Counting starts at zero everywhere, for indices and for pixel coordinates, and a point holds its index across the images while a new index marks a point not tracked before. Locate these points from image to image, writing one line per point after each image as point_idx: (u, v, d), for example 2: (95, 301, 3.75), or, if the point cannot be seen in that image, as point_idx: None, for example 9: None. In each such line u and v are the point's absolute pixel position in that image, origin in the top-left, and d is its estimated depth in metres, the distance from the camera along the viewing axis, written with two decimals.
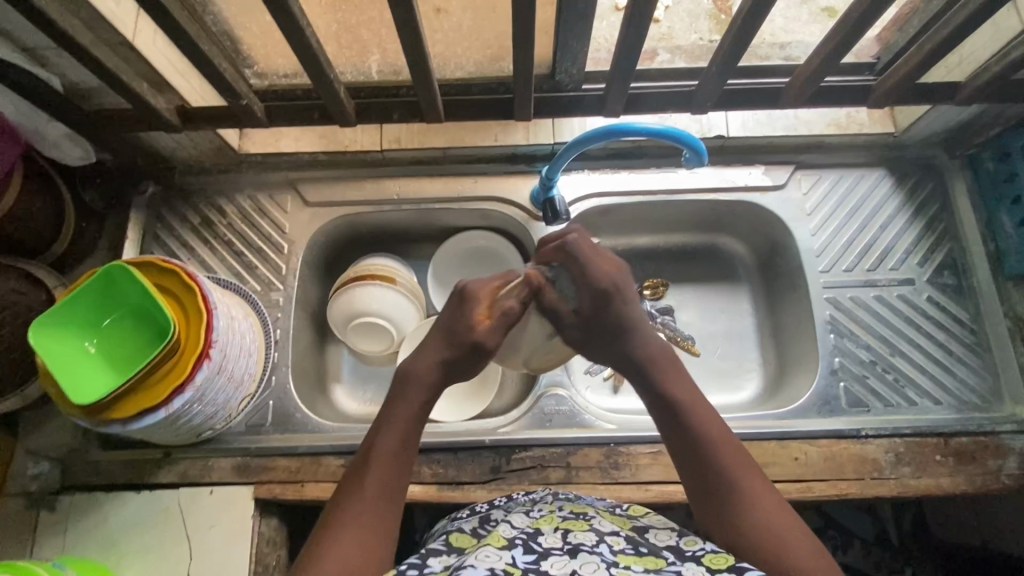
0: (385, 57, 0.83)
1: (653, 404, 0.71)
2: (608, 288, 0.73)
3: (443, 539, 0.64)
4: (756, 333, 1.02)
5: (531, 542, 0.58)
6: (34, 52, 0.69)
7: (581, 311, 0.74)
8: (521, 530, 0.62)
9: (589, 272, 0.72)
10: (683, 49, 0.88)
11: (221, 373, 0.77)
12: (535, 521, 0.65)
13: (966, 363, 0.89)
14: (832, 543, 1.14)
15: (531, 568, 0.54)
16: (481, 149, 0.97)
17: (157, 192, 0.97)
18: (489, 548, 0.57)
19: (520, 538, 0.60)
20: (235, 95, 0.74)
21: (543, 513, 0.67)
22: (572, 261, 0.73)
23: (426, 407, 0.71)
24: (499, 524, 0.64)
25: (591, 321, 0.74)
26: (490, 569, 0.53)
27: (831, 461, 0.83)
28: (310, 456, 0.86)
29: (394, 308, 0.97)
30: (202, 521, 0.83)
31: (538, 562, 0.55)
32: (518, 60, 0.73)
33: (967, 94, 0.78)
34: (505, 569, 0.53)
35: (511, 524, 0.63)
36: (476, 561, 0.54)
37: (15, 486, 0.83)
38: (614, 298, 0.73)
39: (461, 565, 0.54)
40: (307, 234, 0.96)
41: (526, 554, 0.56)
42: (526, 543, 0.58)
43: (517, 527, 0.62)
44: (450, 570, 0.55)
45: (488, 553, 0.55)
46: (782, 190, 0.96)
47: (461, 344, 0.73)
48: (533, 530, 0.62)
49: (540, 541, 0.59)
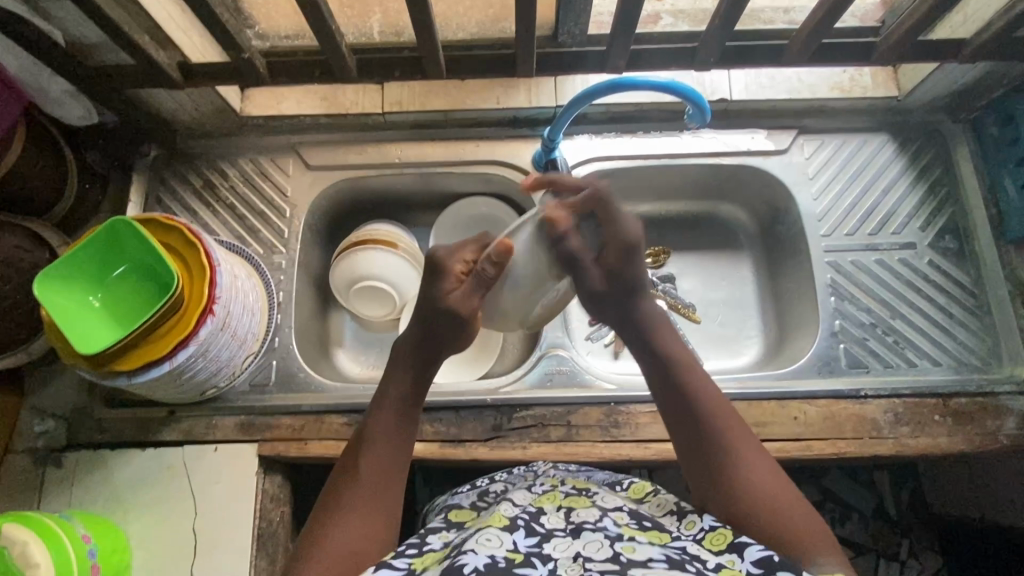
0: (387, 17, 0.83)
1: (650, 370, 0.70)
2: (633, 243, 0.71)
3: (443, 515, 0.68)
4: (757, 299, 1.03)
5: (534, 524, 0.59)
6: (36, 4, 0.69)
7: (604, 262, 0.71)
8: (523, 511, 0.62)
9: (620, 225, 0.71)
10: (686, 12, 0.87)
11: (225, 329, 0.78)
12: (537, 498, 0.66)
13: (966, 326, 0.90)
14: (830, 515, 1.15)
15: (534, 552, 0.55)
16: (482, 112, 0.96)
17: (160, 154, 0.97)
18: (491, 531, 0.56)
19: (522, 520, 0.59)
20: (237, 49, 0.74)
21: (546, 490, 0.68)
22: (606, 211, 0.69)
23: (417, 388, 0.70)
24: (500, 503, 0.64)
25: (615, 275, 0.72)
26: (492, 556, 0.52)
27: (830, 421, 0.84)
28: (314, 415, 0.86)
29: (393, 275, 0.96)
30: (206, 477, 0.84)
31: (540, 545, 0.56)
32: (521, 15, 0.72)
33: (972, 51, 0.78)
34: (506, 557, 0.53)
35: (512, 503, 0.64)
36: (478, 545, 0.54)
37: (22, 443, 0.85)
38: (637, 253, 0.72)
39: (462, 549, 0.54)
40: (309, 197, 0.97)
41: (528, 537, 0.57)
42: (528, 525, 0.59)
43: (519, 507, 0.62)
44: (451, 552, 0.55)
45: (488, 537, 0.55)
46: (784, 155, 0.96)
47: (436, 325, 0.70)
48: (535, 510, 0.62)
49: (542, 522, 0.60)
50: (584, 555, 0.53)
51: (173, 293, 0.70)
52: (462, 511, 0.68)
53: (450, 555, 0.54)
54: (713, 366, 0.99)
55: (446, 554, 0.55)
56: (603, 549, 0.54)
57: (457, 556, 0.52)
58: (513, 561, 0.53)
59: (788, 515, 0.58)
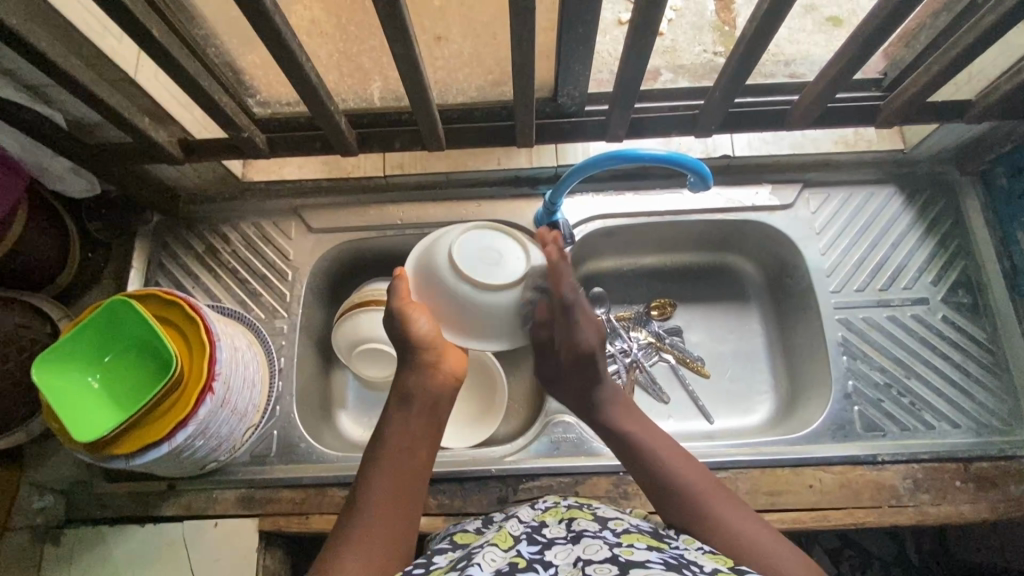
0: (387, 85, 0.81)
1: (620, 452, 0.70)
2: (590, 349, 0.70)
3: (449, 539, 0.67)
4: (767, 354, 1.00)
5: (536, 536, 0.58)
6: (38, 90, 0.70)
7: (569, 348, 0.70)
8: (526, 526, 0.61)
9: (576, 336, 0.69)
10: (685, 68, 0.87)
11: (225, 406, 0.76)
12: (541, 514, 0.64)
13: (984, 385, 0.87)
14: (850, 562, 1.10)
15: (536, 558, 0.53)
16: (484, 172, 0.97)
17: (162, 221, 0.97)
18: (493, 547, 0.55)
19: (524, 534, 0.59)
20: (237, 128, 0.74)
21: (549, 506, 0.66)
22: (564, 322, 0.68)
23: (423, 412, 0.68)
24: (505, 521, 0.64)
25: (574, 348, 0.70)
26: (496, 568, 0.51)
27: (846, 488, 0.82)
28: (314, 488, 0.85)
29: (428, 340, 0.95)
30: (206, 554, 0.82)
31: (542, 553, 0.54)
32: (519, 86, 0.72)
33: (979, 111, 0.77)
34: (509, 564, 0.52)
35: (516, 520, 0.63)
36: (481, 560, 0.53)
37: (20, 520, 0.84)
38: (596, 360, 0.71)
39: (465, 564, 0.53)
40: (310, 261, 0.96)
41: (530, 546, 0.56)
42: (530, 537, 0.58)
43: (523, 523, 0.62)
44: (455, 567, 0.54)
45: (491, 554, 0.54)
46: (790, 209, 0.95)
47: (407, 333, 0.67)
48: (537, 524, 0.61)
49: (544, 533, 0.59)
50: (583, 558, 0.51)
51: (173, 371, 0.69)
52: (467, 533, 0.67)
53: (456, 569, 0.53)
54: (724, 425, 0.97)
55: (451, 568, 0.54)
56: (601, 551, 0.52)
57: (462, 570, 0.52)
58: (516, 567, 0.52)
59: (761, 543, 0.58)
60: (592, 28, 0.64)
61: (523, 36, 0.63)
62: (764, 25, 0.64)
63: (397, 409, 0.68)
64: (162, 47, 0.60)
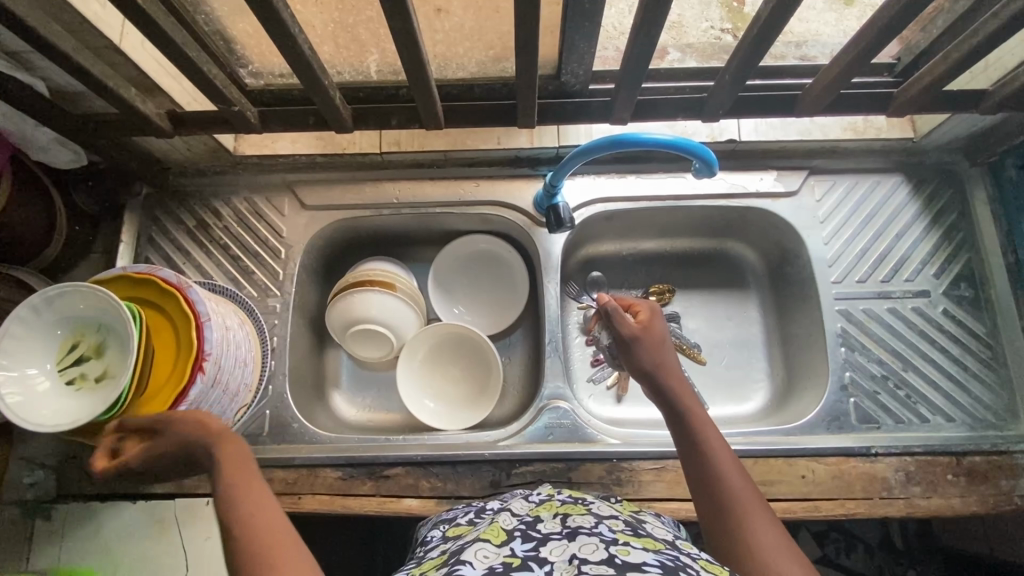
0: (384, 58, 0.78)
1: (670, 420, 0.64)
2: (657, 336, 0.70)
3: (443, 532, 0.66)
4: (765, 342, 1.00)
5: (530, 532, 0.55)
6: (17, 56, 0.66)
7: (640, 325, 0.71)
8: (520, 520, 0.58)
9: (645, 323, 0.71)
10: (694, 46, 0.82)
11: (216, 386, 0.74)
12: (534, 508, 0.62)
13: (981, 379, 0.87)
14: (835, 545, 1.11)
15: (531, 556, 0.50)
16: (482, 152, 0.93)
17: (151, 193, 0.95)
18: (488, 545, 0.53)
19: (519, 529, 0.56)
20: (226, 101, 0.72)
21: (543, 499, 0.64)
22: (637, 317, 0.73)
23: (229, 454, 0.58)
24: (499, 514, 0.62)
25: (648, 328, 0.71)
26: (488, 566, 0.49)
27: (839, 479, 0.82)
28: (306, 468, 0.84)
29: (27, 347, 0.67)
30: (197, 532, 0.82)
31: (537, 550, 0.51)
32: (521, 64, 0.68)
33: (994, 102, 0.75)
34: (504, 562, 0.49)
35: (511, 514, 0.61)
36: (473, 560, 0.50)
37: (10, 494, 0.83)
38: (650, 341, 0.69)
39: (456, 561, 0.50)
40: (304, 238, 0.94)
41: (525, 544, 0.53)
42: (525, 533, 0.55)
43: (517, 517, 0.59)
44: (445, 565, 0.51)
45: (486, 551, 0.51)
46: (794, 197, 0.93)
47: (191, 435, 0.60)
48: (532, 518, 0.58)
49: (539, 528, 0.56)
50: (579, 557, 0.48)
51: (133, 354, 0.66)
52: (459, 525, 0.66)
53: (448, 566, 0.51)
54: (719, 413, 0.96)
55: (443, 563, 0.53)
56: (597, 550, 0.48)
57: (454, 568, 0.49)
58: (510, 566, 0.49)
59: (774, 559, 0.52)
60: (599, 5, 0.61)
61: (526, 10, 0.59)
62: (778, 11, 0.61)
63: (237, 471, 0.55)
64: (146, 16, 0.57)
